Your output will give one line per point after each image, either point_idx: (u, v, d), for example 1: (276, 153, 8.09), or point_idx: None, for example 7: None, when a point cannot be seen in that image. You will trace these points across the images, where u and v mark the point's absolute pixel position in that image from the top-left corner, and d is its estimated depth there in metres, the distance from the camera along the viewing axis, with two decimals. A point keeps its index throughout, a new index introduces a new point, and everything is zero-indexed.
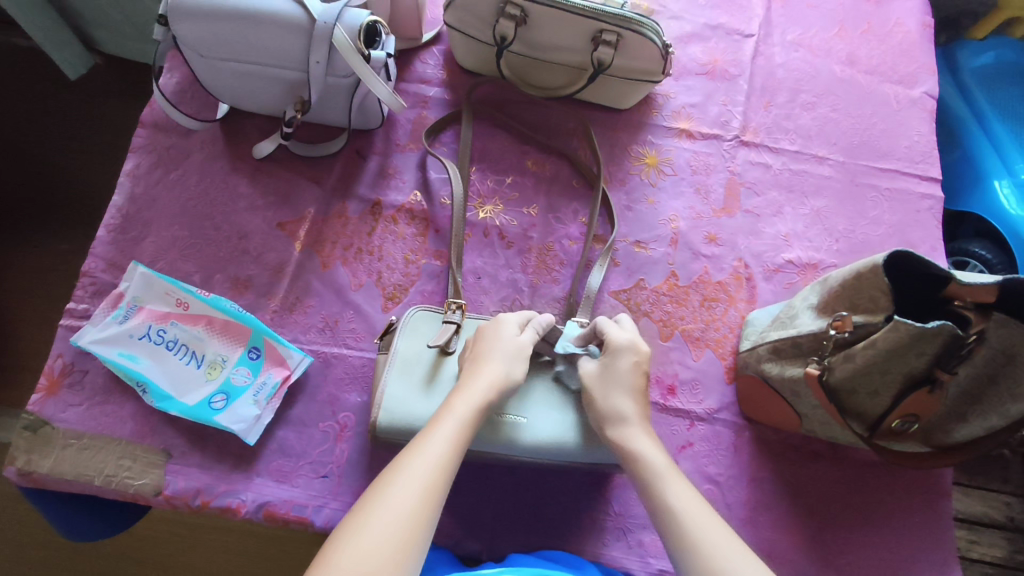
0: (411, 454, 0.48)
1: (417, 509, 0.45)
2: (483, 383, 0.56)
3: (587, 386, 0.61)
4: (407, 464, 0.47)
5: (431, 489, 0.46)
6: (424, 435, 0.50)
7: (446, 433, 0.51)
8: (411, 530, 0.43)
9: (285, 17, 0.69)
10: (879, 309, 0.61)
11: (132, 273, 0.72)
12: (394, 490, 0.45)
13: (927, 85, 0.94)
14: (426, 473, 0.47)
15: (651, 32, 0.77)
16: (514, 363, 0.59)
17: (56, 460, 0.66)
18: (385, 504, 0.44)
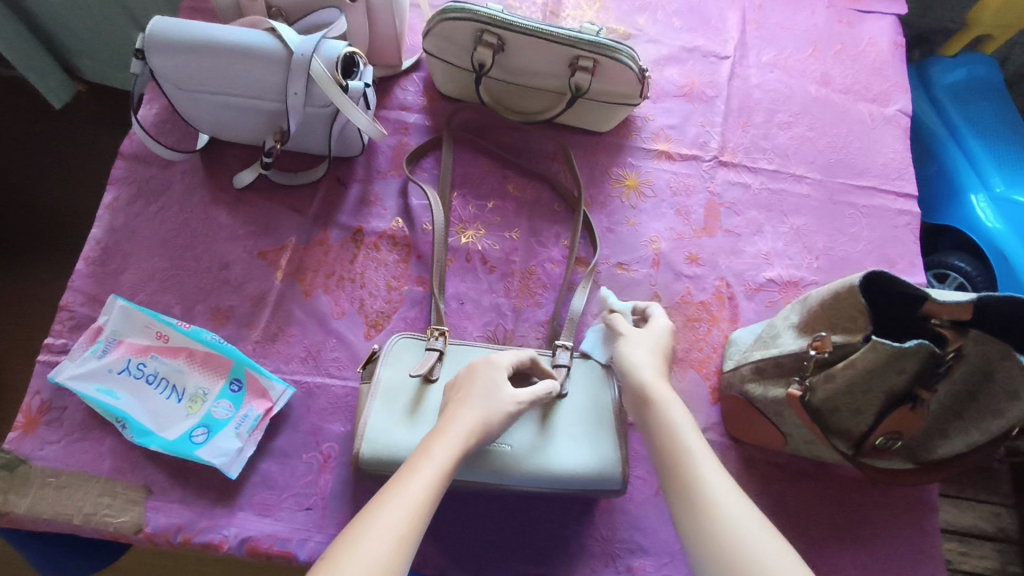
0: (385, 500, 0.47)
1: (394, 559, 0.44)
2: (461, 429, 0.55)
3: (627, 334, 0.65)
4: (380, 510, 0.46)
5: (408, 534, 0.46)
6: (399, 480, 0.50)
7: (422, 477, 0.50)
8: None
9: (265, 51, 0.70)
10: (858, 329, 0.61)
11: (111, 306, 0.72)
12: (368, 540, 0.44)
13: (901, 103, 0.96)
14: (403, 518, 0.46)
15: (628, 57, 0.78)
16: (495, 407, 0.58)
17: (33, 500, 0.65)
18: (359, 552, 0.43)
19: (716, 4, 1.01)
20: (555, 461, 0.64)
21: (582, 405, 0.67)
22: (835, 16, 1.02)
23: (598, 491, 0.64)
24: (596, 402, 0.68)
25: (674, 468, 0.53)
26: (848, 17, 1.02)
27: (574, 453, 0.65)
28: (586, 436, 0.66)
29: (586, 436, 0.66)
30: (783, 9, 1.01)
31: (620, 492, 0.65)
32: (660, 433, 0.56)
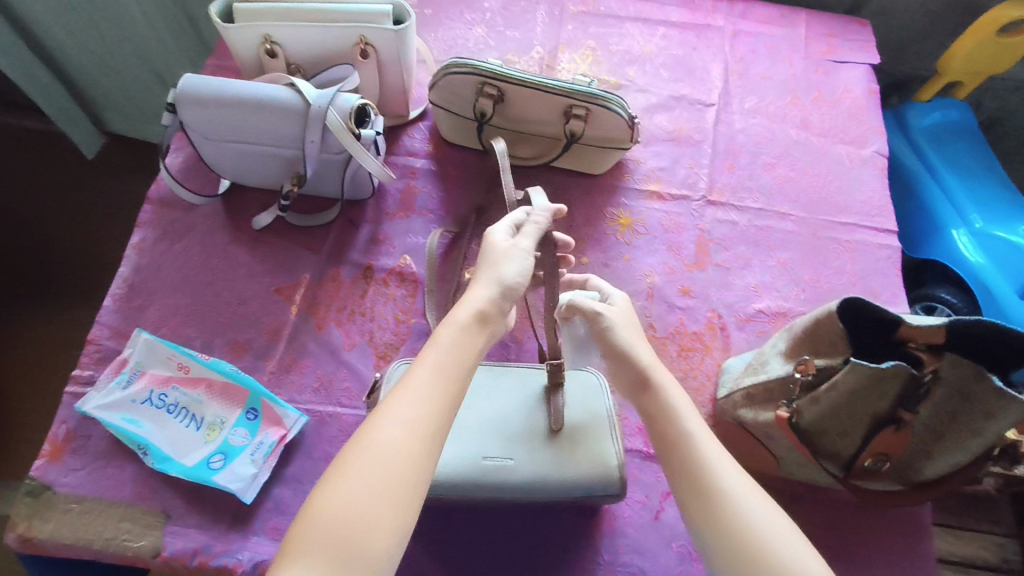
0: (401, 394, 0.49)
1: (411, 449, 0.46)
2: (470, 302, 0.55)
3: (609, 318, 0.61)
4: (395, 405, 0.48)
5: (423, 427, 0.48)
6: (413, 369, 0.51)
7: (435, 364, 0.51)
8: (410, 468, 0.45)
9: (284, 103, 0.77)
10: (837, 353, 0.66)
11: (136, 339, 0.77)
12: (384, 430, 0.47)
13: (877, 144, 1.02)
14: (419, 412, 0.48)
15: (618, 106, 0.84)
16: (507, 277, 0.57)
17: (56, 525, 0.68)
18: (375, 447, 0.46)
19: (700, 57, 1.08)
20: (556, 471, 0.67)
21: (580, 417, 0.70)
22: (812, 65, 1.09)
23: (598, 497, 0.68)
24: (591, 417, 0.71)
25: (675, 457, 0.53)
26: (824, 67, 1.09)
27: (578, 463, 0.68)
28: (587, 443, 0.69)
29: (585, 445, 0.68)
30: (763, 61, 1.09)
31: (618, 496, 0.68)
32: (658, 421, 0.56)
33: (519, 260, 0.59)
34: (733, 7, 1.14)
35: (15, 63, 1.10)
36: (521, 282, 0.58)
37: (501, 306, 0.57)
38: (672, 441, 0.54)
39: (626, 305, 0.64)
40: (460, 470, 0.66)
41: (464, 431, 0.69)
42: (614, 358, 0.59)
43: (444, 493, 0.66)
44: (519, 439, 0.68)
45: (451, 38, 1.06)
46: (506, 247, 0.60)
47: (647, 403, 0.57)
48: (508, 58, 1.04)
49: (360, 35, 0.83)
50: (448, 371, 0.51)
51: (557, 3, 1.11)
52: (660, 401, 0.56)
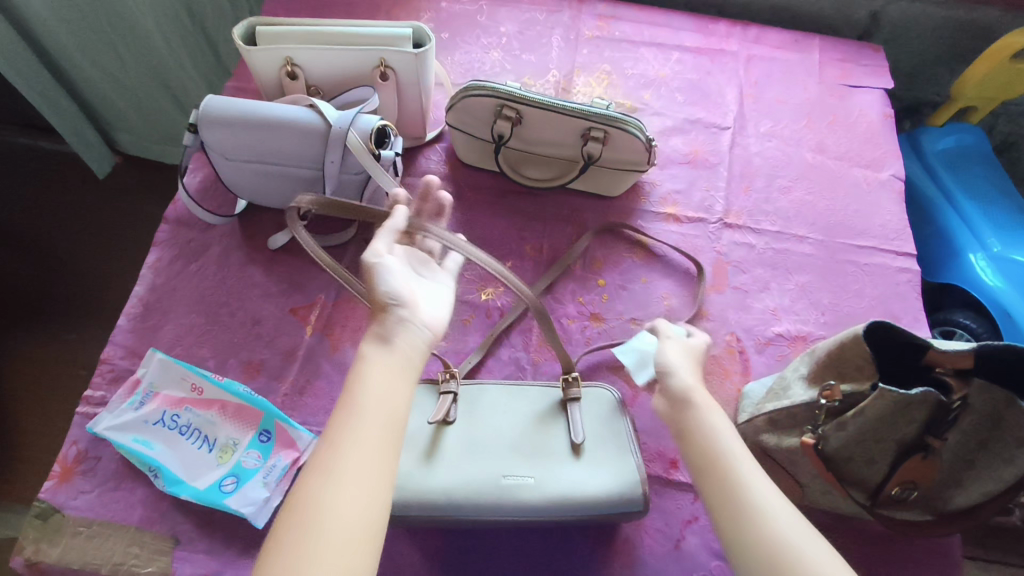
0: (334, 445, 0.45)
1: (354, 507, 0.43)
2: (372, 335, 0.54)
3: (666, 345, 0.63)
4: (324, 464, 0.44)
5: (354, 475, 0.44)
6: (335, 419, 0.47)
7: (360, 403, 0.47)
8: (342, 526, 0.42)
9: (305, 124, 0.77)
10: (864, 378, 0.64)
11: (150, 359, 0.76)
12: (322, 486, 0.43)
13: (893, 168, 1.02)
14: (351, 462, 0.45)
15: (635, 127, 0.85)
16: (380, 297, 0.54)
17: (64, 549, 0.67)
18: (309, 516, 0.42)
19: (714, 80, 1.09)
20: (577, 488, 0.66)
21: (598, 433, 0.70)
22: (826, 90, 1.09)
23: (622, 515, 0.66)
24: (610, 432, 0.70)
25: (726, 504, 0.51)
26: (838, 92, 1.10)
27: (604, 476, 0.67)
28: (609, 458, 0.68)
29: (607, 458, 0.68)
30: (777, 85, 1.09)
31: (643, 513, 0.67)
32: (700, 445, 0.54)
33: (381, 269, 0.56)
34: (746, 32, 1.15)
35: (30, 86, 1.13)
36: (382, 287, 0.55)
37: (394, 320, 0.53)
38: (730, 492, 0.51)
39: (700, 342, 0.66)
40: (480, 489, 0.65)
41: (483, 449, 0.68)
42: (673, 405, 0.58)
43: (465, 517, 0.64)
44: (538, 457, 0.68)
45: (467, 62, 1.07)
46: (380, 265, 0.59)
47: (700, 455, 0.54)
48: (524, 81, 1.05)
49: (380, 58, 0.83)
50: (370, 410, 0.47)
51: (572, 28, 1.12)
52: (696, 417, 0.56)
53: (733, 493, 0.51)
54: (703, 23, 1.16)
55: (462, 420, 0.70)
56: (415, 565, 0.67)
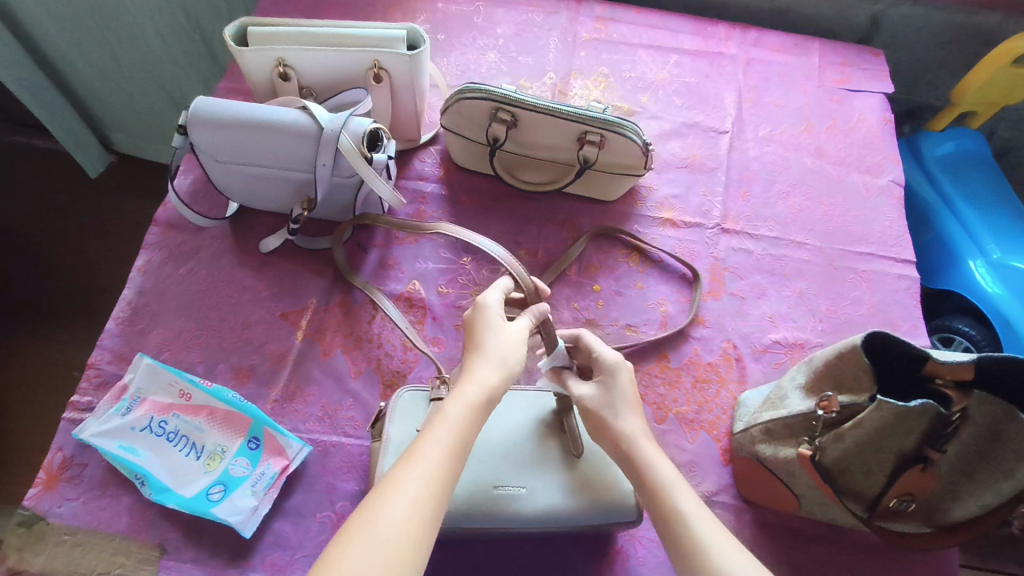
0: (409, 466, 0.48)
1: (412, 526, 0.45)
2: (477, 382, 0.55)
3: (590, 405, 0.61)
4: (398, 483, 0.47)
5: (428, 501, 0.47)
6: (418, 448, 0.50)
7: (443, 440, 0.51)
8: (405, 551, 0.43)
9: (296, 126, 0.76)
10: (862, 389, 0.63)
11: (137, 364, 0.74)
12: (387, 505, 0.45)
13: (892, 173, 1.01)
14: (424, 489, 0.47)
15: (632, 132, 0.83)
16: (509, 363, 0.57)
17: (48, 558, 0.65)
18: (380, 522, 0.44)
19: (713, 84, 1.08)
20: (569, 499, 0.65)
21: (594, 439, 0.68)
22: (826, 94, 1.08)
23: (615, 524, 0.65)
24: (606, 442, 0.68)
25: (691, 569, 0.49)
26: (837, 96, 1.09)
27: (599, 485, 0.66)
28: (605, 467, 0.67)
29: (602, 468, 0.67)
30: (776, 89, 1.08)
31: (636, 522, 0.65)
32: (653, 504, 0.54)
33: (520, 346, 0.59)
34: (745, 35, 1.14)
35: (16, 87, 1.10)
36: (522, 363, 0.59)
37: (507, 383, 0.57)
38: (692, 560, 0.49)
39: (613, 375, 0.62)
40: (472, 499, 0.64)
41: (474, 458, 0.66)
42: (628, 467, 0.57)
43: (456, 526, 0.63)
44: (531, 466, 0.66)
45: (463, 63, 1.06)
46: (504, 326, 0.60)
47: (660, 519, 0.53)
48: (520, 83, 1.04)
49: (374, 60, 0.82)
50: (450, 448, 0.51)
51: (569, 30, 1.11)
52: (648, 476, 0.56)
53: (696, 557, 0.49)
54: (702, 26, 1.15)
55: None
56: None
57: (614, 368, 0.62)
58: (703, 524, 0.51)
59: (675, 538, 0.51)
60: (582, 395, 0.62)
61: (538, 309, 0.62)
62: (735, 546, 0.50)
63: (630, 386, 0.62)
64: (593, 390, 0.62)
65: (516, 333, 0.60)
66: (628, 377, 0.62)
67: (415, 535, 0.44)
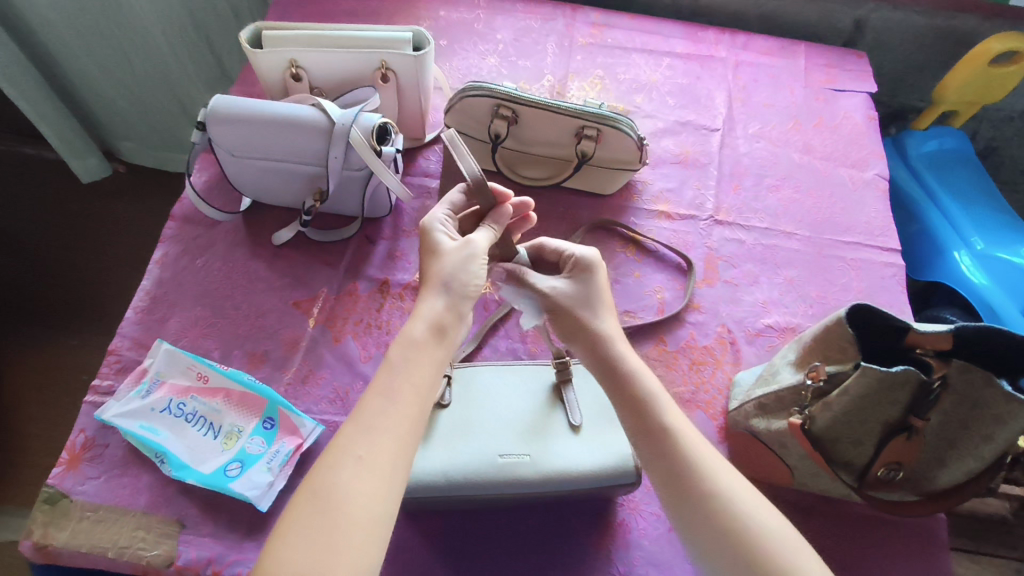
0: (356, 424, 0.49)
1: (362, 488, 0.46)
2: (426, 312, 0.57)
3: (563, 296, 0.63)
4: (348, 442, 0.48)
5: (380, 455, 0.48)
6: (365, 401, 0.51)
7: (391, 386, 0.52)
8: (358, 513, 0.45)
9: (309, 121, 0.80)
10: (848, 358, 0.66)
11: (157, 349, 0.78)
12: (337, 469, 0.47)
13: (877, 167, 1.05)
14: (372, 445, 0.48)
15: (627, 126, 0.88)
16: (457, 289, 0.59)
17: (72, 533, 0.68)
18: (333, 494, 0.46)
19: (703, 85, 1.13)
20: (570, 464, 0.68)
21: (590, 407, 0.73)
22: (812, 94, 1.13)
23: (616, 486, 0.68)
24: (601, 417, 0.72)
25: (670, 464, 0.53)
26: (823, 95, 1.13)
27: (592, 453, 0.69)
28: (603, 435, 0.70)
29: (600, 436, 0.70)
30: (765, 89, 1.13)
31: (635, 484, 0.69)
32: (633, 403, 0.57)
33: (472, 265, 0.60)
34: (734, 39, 1.20)
35: (15, 85, 1.16)
36: (473, 286, 0.60)
37: (457, 313, 0.58)
38: (675, 460, 0.53)
39: (589, 273, 0.65)
40: (478, 468, 0.67)
41: (481, 431, 0.70)
42: (604, 369, 0.60)
43: (465, 494, 0.66)
44: (534, 436, 0.70)
45: (465, 67, 1.10)
46: (452, 248, 0.61)
47: (641, 417, 0.56)
48: (520, 85, 1.08)
49: (381, 60, 0.87)
50: (405, 393, 0.52)
51: (566, 35, 1.16)
52: (628, 376, 0.59)
53: (676, 455, 0.54)
54: (692, 31, 1.20)
55: (457, 403, 0.72)
56: (414, 546, 0.69)
57: (591, 265, 0.65)
58: (685, 428, 0.55)
59: (658, 436, 0.55)
60: (556, 290, 0.63)
61: (497, 215, 0.66)
62: (710, 449, 0.55)
63: (601, 286, 0.65)
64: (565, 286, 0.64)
65: (464, 253, 0.61)
66: (602, 275, 0.65)
67: (374, 498, 0.46)
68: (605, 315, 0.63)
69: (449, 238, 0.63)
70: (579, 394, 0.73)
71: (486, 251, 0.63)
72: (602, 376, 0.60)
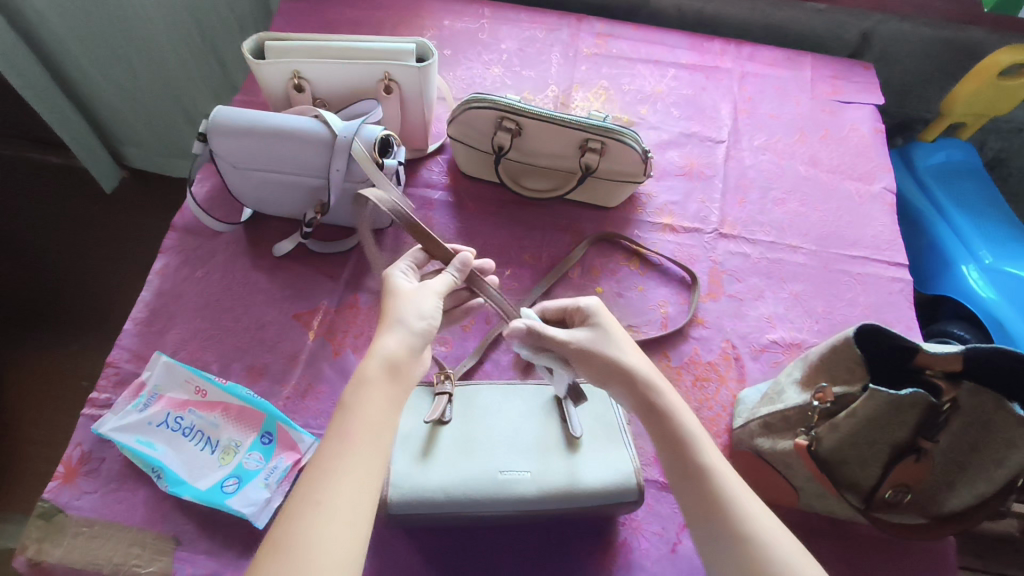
0: (312, 474, 0.47)
1: (324, 539, 0.44)
2: (379, 354, 0.54)
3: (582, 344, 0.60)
4: (305, 489, 0.46)
5: (337, 503, 0.46)
6: (320, 447, 0.49)
7: (344, 434, 0.49)
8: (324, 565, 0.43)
9: (311, 134, 0.79)
10: (856, 379, 0.65)
11: (155, 362, 0.77)
12: (296, 521, 0.44)
13: (884, 181, 1.04)
14: (331, 493, 0.46)
15: (632, 140, 0.87)
16: (415, 323, 0.57)
17: (66, 549, 0.67)
18: (293, 546, 0.43)
19: (709, 96, 1.12)
20: (573, 481, 0.67)
21: (593, 426, 0.72)
22: (818, 106, 1.12)
23: (617, 506, 0.67)
24: (601, 439, 0.71)
25: (716, 527, 0.51)
26: (830, 107, 1.12)
27: (592, 472, 0.68)
28: (605, 454, 0.69)
29: (600, 455, 0.69)
30: (771, 101, 1.12)
31: (637, 503, 0.67)
32: (675, 461, 0.55)
33: (426, 303, 0.59)
34: (740, 50, 1.19)
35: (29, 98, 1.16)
36: (428, 320, 0.58)
37: (413, 350, 0.56)
38: (718, 519, 0.51)
39: (604, 318, 0.62)
40: (479, 485, 0.66)
41: (481, 448, 0.69)
42: (646, 416, 0.57)
43: (464, 512, 0.65)
44: (535, 453, 0.69)
45: (469, 77, 1.10)
46: (410, 289, 0.60)
47: (684, 475, 0.54)
48: (524, 95, 1.08)
49: (385, 71, 0.86)
50: (359, 438, 0.49)
51: (570, 45, 1.16)
52: (669, 427, 0.56)
53: (721, 517, 0.51)
54: (697, 41, 1.19)
55: (458, 419, 0.71)
56: (412, 566, 0.68)
57: (598, 311, 0.62)
58: (730, 483, 0.53)
59: (701, 493, 0.52)
60: (575, 338, 0.60)
61: (460, 260, 0.66)
62: (750, 493, 0.53)
63: (616, 328, 0.62)
64: (584, 333, 0.61)
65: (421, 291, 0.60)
66: (612, 321, 0.62)
67: (338, 545, 0.44)
68: (633, 355, 0.60)
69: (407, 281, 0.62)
70: (581, 413, 0.73)
71: (441, 291, 0.62)
72: (645, 425, 0.57)
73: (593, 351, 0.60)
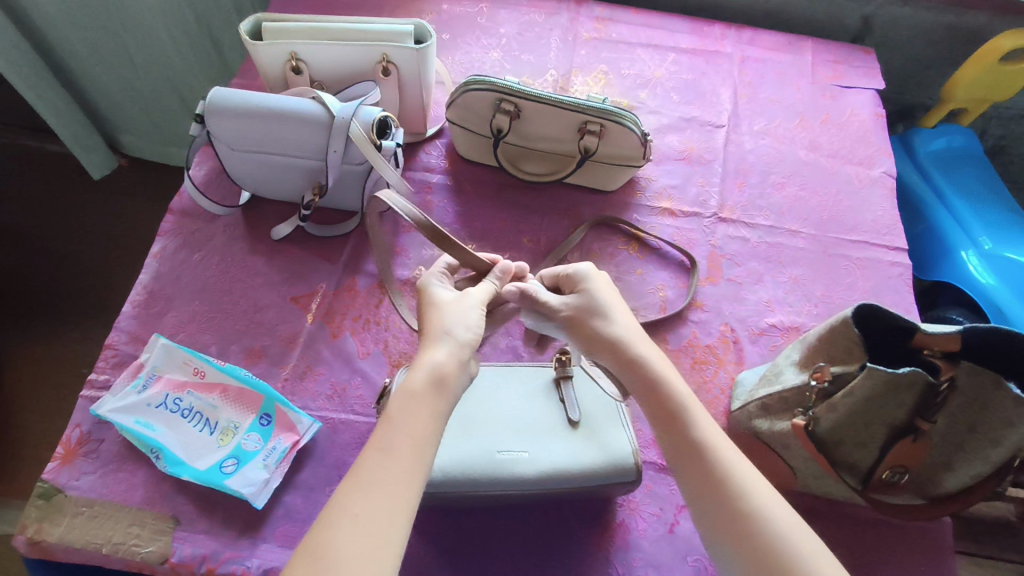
0: (352, 485, 0.47)
1: (361, 550, 0.43)
2: (426, 363, 0.54)
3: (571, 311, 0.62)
4: (344, 501, 0.46)
5: (378, 514, 0.45)
6: (361, 458, 0.48)
7: (387, 445, 0.49)
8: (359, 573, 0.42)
9: (309, 115, 0.79)
10: (853, 360, 0.65)
11: (153, 344, 0.77)
12: (333, 532, 0.44)
13: (884, 166, 1.04)
14: (370, 504, 0.46)
15: (631, 122, 0.86)
16: (461, 334, 0.57)
17: (66, 528, 0.67)
18: (329, 555, 0.43)
19: (709, 81, 1.11)
20: (570, 462, 0.67)
21: (591, 409, 0.72)
22: (819, 90, 1.12)
23: (615, 486, 0.67)
24: (598, 421, 0.71)
25: (711, 496, 0.51)
26: (830, 92, 1.12)
27: (590, 454, 0.68)
28: (603, 435, 0.69)
29: (598, 436, 0.69)
30: (771, 85, 1.12)
31: (634, 484, 0.67)
32: (664, 428, 0.56)
33: (471, 314, 0.59)
34: (740, 34, 1.18)
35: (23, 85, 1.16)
36: (474, 332, 0.58)
37: (462, 362, 0.56)
38: (711, 487, 0.51)
39: (596, 286, 0.63)
40: (477, 465, 0.66)
41: (480, 428, 0.69)
42: (634, 379, 0.59)
43: (462, 492, 0.65)
44: (533, 433, 0.69)
45: (468, 61, 1.09)
46: (452, 300, 0.61)
47: (674, 441, 0.55)
48: (523, 79, 1.07)
49: (383, 53, 0.86)
50: (402, 449, 0.49)
51: (570, 29, 1.15)
52: (658, 394, 0.57)
53: (715, 483, 0.52)
54: (698, 26, 1.19)
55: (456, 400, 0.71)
56: (410, 545, 0.68)
57: (587, 277, 0.64)
58: (725, 453, 0.53)
59: (695, 462, 0.53)
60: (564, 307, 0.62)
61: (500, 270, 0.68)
62: (745, 466, 0.53)
63: (606, 294, 0.63)
64: (574, 299, 0.63)
65: (464, 304, 0.60)
66: (602, 287, 0.64)
67: (375, 555, 0.44)
68: (622, 321, 0.61)
69: (446, 290, 0.62)
70: (580, 398, 0.72)
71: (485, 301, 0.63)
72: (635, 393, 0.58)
73: (580, 317, 0.62)
